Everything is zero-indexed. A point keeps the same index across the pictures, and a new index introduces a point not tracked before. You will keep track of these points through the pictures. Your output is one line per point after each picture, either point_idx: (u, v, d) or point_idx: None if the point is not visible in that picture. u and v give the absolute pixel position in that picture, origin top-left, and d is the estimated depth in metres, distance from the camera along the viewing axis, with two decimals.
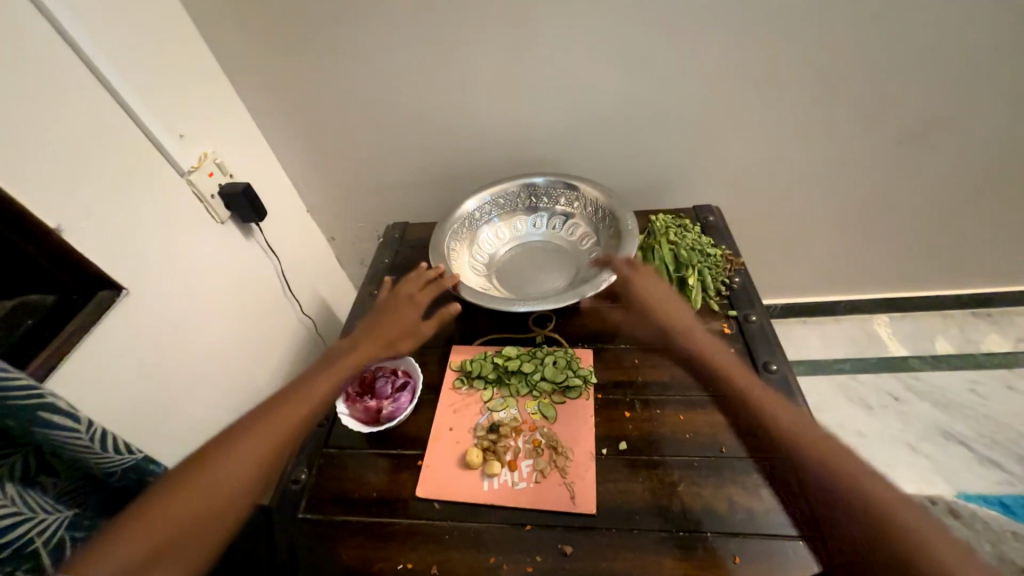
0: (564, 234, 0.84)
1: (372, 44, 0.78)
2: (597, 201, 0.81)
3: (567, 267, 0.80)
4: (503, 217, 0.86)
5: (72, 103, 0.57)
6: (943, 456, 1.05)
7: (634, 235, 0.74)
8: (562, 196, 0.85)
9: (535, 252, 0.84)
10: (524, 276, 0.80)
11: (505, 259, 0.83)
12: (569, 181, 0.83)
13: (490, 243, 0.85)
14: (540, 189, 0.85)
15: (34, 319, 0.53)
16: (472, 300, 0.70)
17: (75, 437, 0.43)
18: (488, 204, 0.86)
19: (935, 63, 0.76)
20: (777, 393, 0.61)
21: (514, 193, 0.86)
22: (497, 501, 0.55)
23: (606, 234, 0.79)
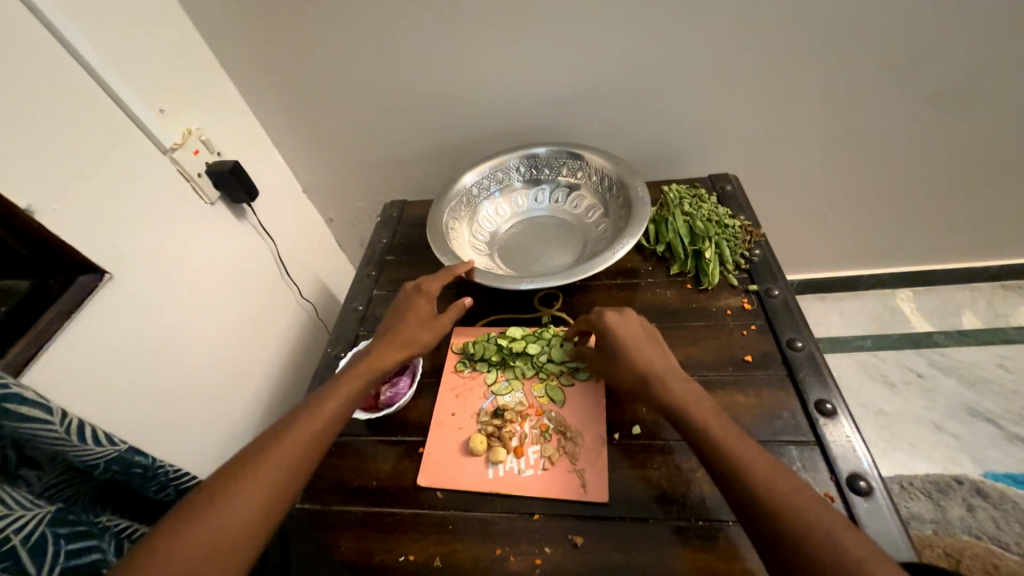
0: (568, 208, 0.79)
1: (359, 7, 0.72)
2: (604, 171, 0.76)
3: (573, 242, 0.75)
4: (503, 192, 0.81)
5: (35, 73, 0.53)
6: (970, 434, 1.00)
7: (645, 203, 0.68)
8: (565, 167, 0.79)
9: (539, 227, 0.79)
10: (528, 253, 0.76)
11: (508, 236, 0.79)
12: (574, 150, 0.78)
13: (491, 219, 0.81)
14: (543, 160, 0.80)
15: (7, 306, 0.50)
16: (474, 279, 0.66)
17: (45, 428, 0.40)
18: (489, 178, 0.81)
19: (986, 7, 0.68)
20: (804, 372, 0.56)
21: (514, 166, 0.80)
22: (503, 490, 0.52)
23: (614, 205, 0.74)
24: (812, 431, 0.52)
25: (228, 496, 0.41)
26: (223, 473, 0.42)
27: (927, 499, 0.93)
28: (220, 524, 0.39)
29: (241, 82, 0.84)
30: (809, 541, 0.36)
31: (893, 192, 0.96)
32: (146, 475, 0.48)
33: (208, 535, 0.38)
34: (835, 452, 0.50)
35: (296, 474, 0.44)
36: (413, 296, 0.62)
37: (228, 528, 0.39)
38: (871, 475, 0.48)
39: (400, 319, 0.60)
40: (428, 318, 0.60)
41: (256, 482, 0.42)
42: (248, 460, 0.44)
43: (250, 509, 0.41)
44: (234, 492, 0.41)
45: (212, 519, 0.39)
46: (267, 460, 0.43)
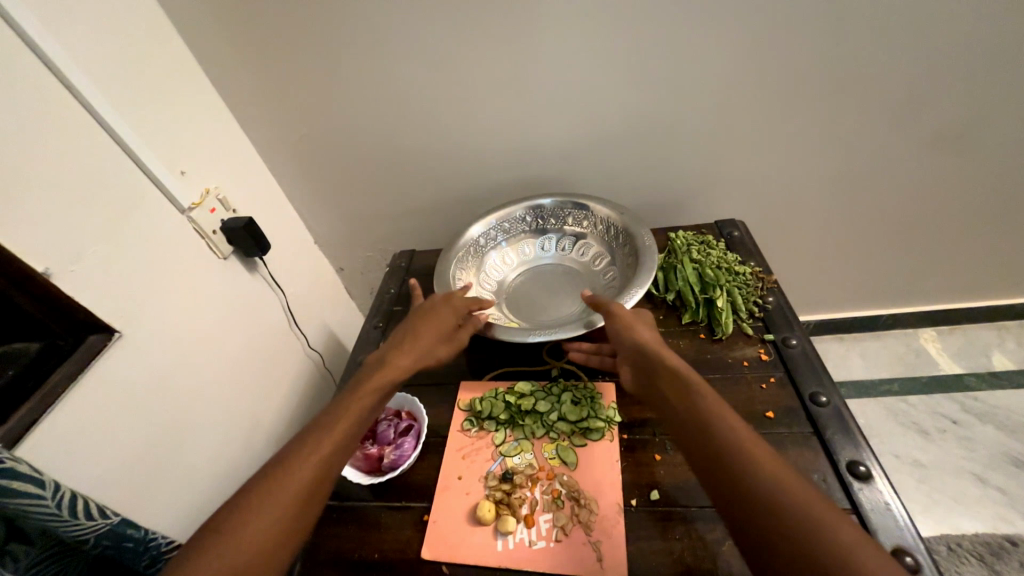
0: (575, 255, 0.80)
1: (372, 71, 0.77)
2: (610, 219, 0.76)
3: (581, 291, 0.75)
4: (510, 242, 0.82)
5: (68, 147, 0.56)
6: (1018, 488, 0.92)
7: (653, 249, 0.68)
8: (571, 217, 0.80)
9: (547, 276, 0.79)
10: (537, 301, 0.75)
11: (517, 285, 0.79)
12: (579, 200, 0.79)
13: (499, 268, 0.81)
14: (549, 211, 0.81)
15: (17, 369, 0.50)
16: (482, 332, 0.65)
17: (37, 503, 0.38)
18: (495, 230, 0.81)
19: (975, 60, 0.70)
20: (832, 430, 0.53)
21: (520, 217, 0.82)
22: (512, 565, 0.48)
23: (621, 252, 0.74)
24: (847, 496, 0.48)
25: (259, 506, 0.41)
26: (251, 483, 0.44)
27: (980, 564, 0.85)
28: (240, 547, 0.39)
29: (260, 142, 0.89)
30: (767, 494, 0.37)
31: (905, 231, 0.94)
32: (137, 549, 0.47)
33: (237, 555, 0.39)
34: (875, 521, 0.46)
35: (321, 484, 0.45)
36: (437, 309, 0.62)
37: (266, 534, 0.40)
38: (918, 548, 0.44)
39: (427, 332, 0.59)
40: (455, 340, 0.61)
41: (281, 495, 0.42)
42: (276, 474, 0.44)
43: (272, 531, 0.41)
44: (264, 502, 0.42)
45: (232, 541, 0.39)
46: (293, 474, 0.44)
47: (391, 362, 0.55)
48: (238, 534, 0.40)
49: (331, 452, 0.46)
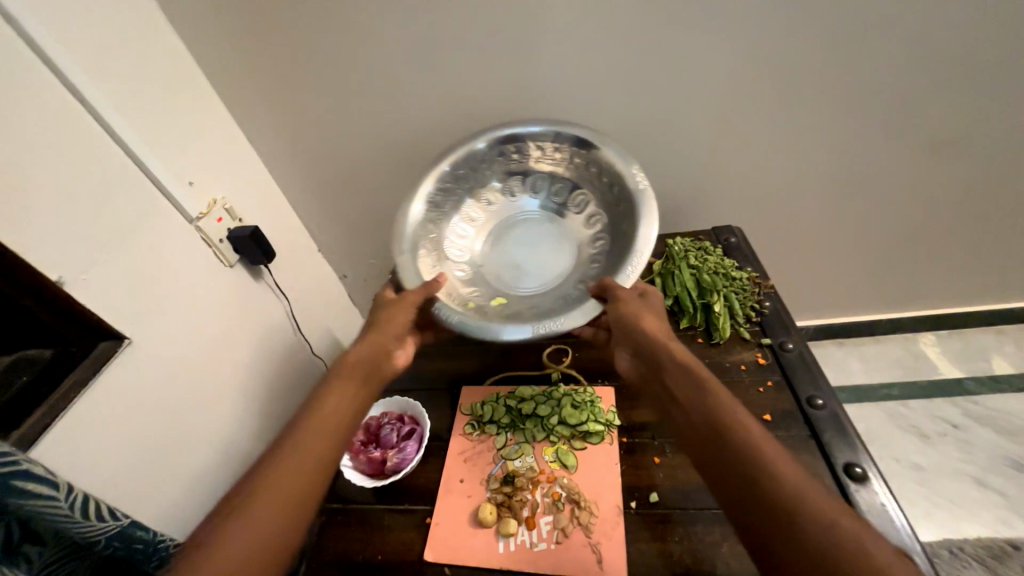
0: (549, 195, 0.70)
1: (375, 83, 0.79)
2: (587, 153, 0.67)
3: (563, 242, 0.68)
4: (472, 190, 0.71)
5: (80, 159, 0.57)
6: (1018, 491, 0.93)
7: (646, 191, 0.61)
8: (539, 150, 0.70)
9: (521, 229, 0.70)
10: (518, 266, 0.67)
11: (490, 246, 0.70)
12: (550, 134, 0.68)
13: (466, 229, 0.70)
14: (513, 145, 0.69)
15: (29, 375, 0.51)
16: (472, 333, 0.56)
17: (51, 505, 0.39)
18: (453, 176, 0.70)
19: (964, 69, 0.71)
20: (829, 432, 0.54)
21: (478, 157, 0.69)
22: (513, 567, 0.49)
23: (602, 191, 0.67)
24: (844, 497, 0.49)
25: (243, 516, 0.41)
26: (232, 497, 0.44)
27: (980, 567, 0.85)
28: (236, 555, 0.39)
29: (265, 153, 0.91)
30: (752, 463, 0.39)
31: (901, 236, 0.95)
32: (145, 551, 0.48)
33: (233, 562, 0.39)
34: (871, 522, 0.47)
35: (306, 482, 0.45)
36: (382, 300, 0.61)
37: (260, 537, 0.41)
38: (914, 549, 0.45)
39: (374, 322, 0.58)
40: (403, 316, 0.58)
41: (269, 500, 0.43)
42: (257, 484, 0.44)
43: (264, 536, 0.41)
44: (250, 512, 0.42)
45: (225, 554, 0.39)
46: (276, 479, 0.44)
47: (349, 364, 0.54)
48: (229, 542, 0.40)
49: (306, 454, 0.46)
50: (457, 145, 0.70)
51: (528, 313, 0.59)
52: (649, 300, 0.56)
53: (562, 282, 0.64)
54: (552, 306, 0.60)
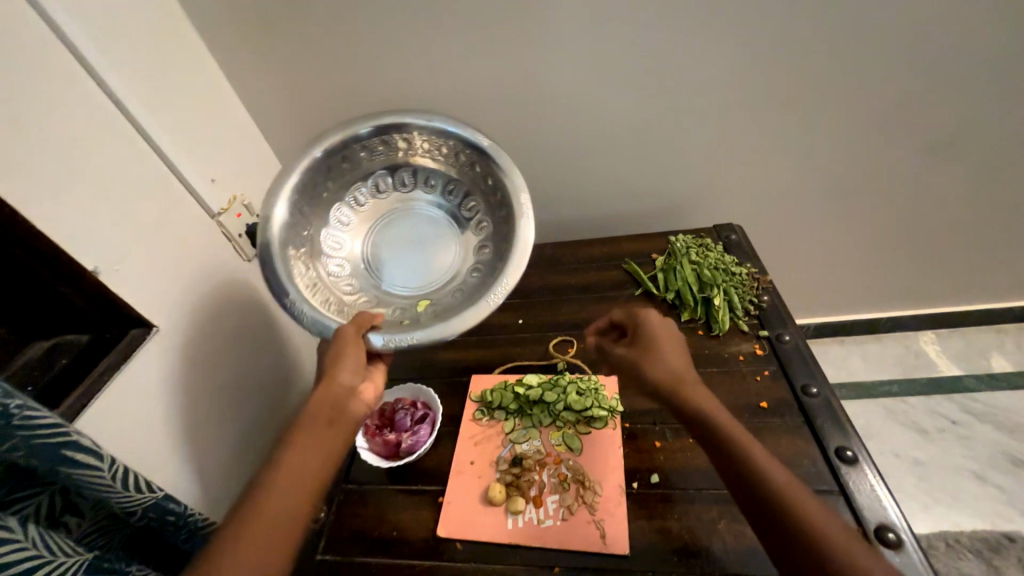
0: (422, 187, 0.66)
1: (389, 84, 0.82)
2: (456, 140, 0.62)
3: (444, 226, 0.65)
4: (333, 195, 0.63)
5: (117, 154, 0.60)
6: (1015, 485, 0.95)
7: (515, 173, 0.60)
8: (403, 141, 0.63)
9: (397, 222, 0.65)
10: (405, 261, 0.64)
11: (370, 251, 0.64)
12: (416, 124, 0.61)
13: (338, 237, 0.64)
14: (377, 138, 0.62)
15: (68, 359, 0.55)
16: (408, 344, 0.53)
17: (95, 474, 0.42)
18: (309, 185, 0.60)
19: (960, 73, 0.74)
20: (822, 419, 0.56)
21: (336, 158, 0.61)
22: (522, 542, 0.52)
23: (475, 178, 0.64)
24: (835, 479, 0.52)
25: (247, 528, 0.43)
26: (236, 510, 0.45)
27: (977, 558, 0.87)
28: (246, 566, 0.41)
29: (281, 151, 0.94)
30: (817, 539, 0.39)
31: (900, 235, 0.98)
32: (177, 523, 0.51)
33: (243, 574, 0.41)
34: (862, 502, 0.49)
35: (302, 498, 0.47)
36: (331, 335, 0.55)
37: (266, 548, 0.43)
38: (900, 527, 0.47)
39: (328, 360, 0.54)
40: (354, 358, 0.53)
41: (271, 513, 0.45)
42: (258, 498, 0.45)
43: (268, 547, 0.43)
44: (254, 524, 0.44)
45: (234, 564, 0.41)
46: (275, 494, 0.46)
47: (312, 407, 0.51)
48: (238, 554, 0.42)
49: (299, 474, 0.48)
50: (311, 145, 0.60)
51: (456, 306, 0.57)
52: (653, 321, 0.55)
53: (457, 274, 0.62)
54: (454, 303, 0.59)
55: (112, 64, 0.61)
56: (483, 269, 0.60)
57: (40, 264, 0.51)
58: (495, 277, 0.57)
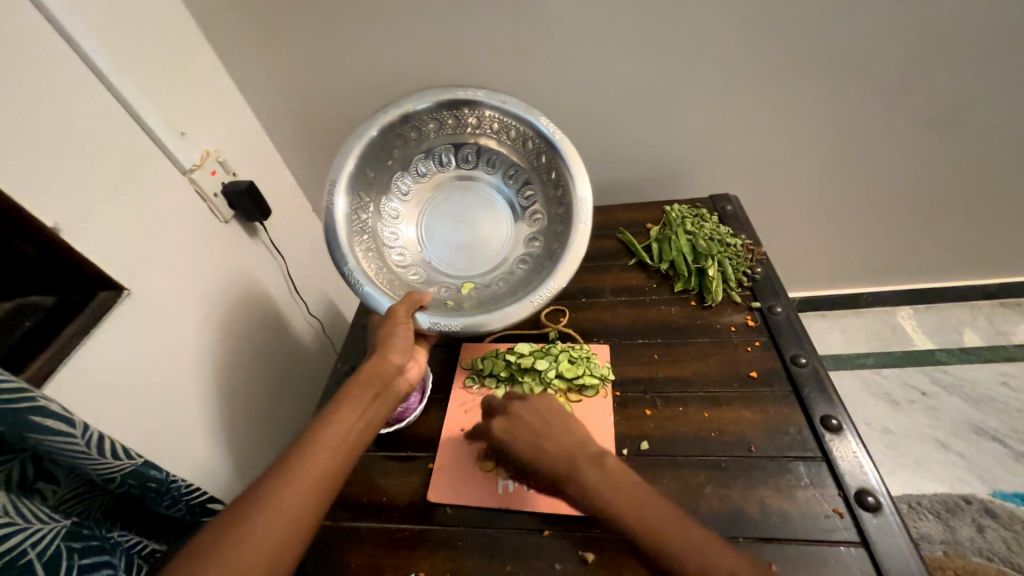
0: (485, 168, 0.69)
1: (373, 35, 0.76)
2: (524, 127, 0.64)
3: (497, 208, 0.68)
4: (398, 163, 0.67)
5: (71, 101, 0.55)
6: (976, 453, 1.00)
7: (580, 171, 0.61)
8: (473, 119, 0.65)
9: (455, 199, 0.69)
10: (455, 240, 0.67)
11: (425, 223, 0.68)
12: (488, 105, 0.63)
13: (397, 206, 0.68)
14: (448, 112, 0.65)
15: (32, 321, 0.51)
16: (455, 327, 0.56)
17: (69, 441, 0.40)
18: (378, 148, 0.64)
19: (969, 42, 0.71)
20: (809, 388, 0.57)
21: (405, 125, 0.64)
22: (512, 506, 0.53)
23: (538, 168, 0.66)
24: (819, 446, 0.53)
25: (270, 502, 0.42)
26: (264, 477, 0.44)
27: (937, 520, 0.93)
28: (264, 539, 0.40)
29: (256, 105, 0.87)
30: None
31: (891, 211, 0.98)
32: (159, 489, 0.49)
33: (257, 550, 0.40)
34: (843, 467, 0.51)
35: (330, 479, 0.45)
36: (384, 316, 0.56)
37: (285, 526, 0.41)
38: (879, 491, 0.49)
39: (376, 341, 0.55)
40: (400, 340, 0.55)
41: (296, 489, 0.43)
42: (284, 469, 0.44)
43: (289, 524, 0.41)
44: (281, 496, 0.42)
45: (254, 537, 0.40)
46: (305, 468, 0.44)
47: (353, 382, 0.51)
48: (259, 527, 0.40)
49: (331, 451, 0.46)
50: (382, 111, 0.63)
51: (501, 293, 0.62)
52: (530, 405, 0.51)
53: (504, 261, 0.66)
54: (501, 290, 0.63)
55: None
56: (532, 262, 0.64)
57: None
58: (544, 274, 0.59)
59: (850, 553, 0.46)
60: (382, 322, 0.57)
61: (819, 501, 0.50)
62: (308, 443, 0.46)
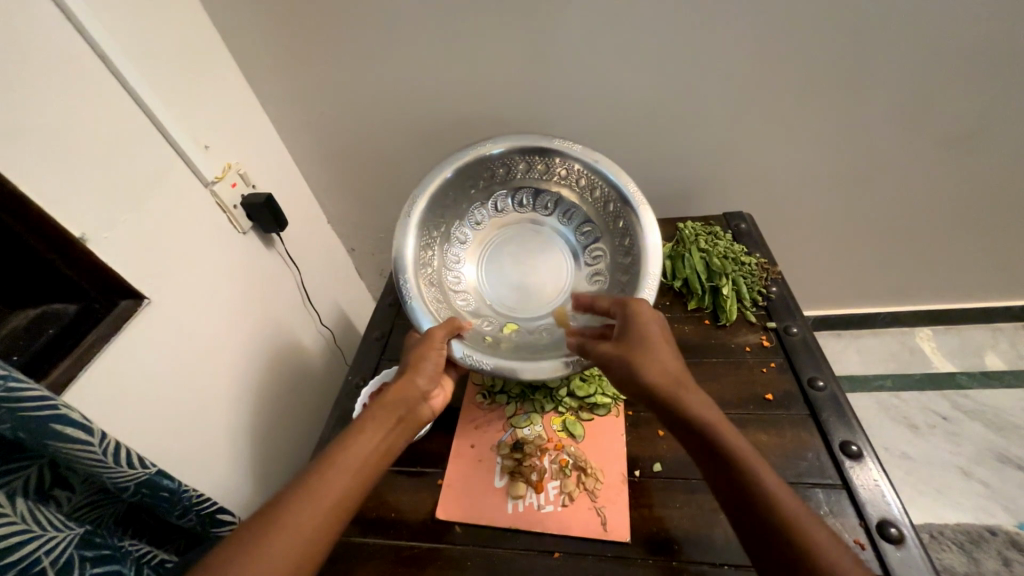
0: (561, 218, 0.70)
1: (392, 52, 0.77)
2: (609, 187, 0.64)
3: (560, 259, 0.69)
4: (480, 194, 0.70)
5: (101, 115, 0.57)
6: (1000, 482, 0.96)
7: (656, 239, 0.61)
8: (562, 170, 0.67)
9: (525, 241, 0.70)
10: (512, 278, 0.69)
11: (489, 256, 0.70)
12: (577, 159, 0.65)
13: (468, 232, 0.71)
14: (539, 159, 0.66)
15: (56, 328, 0.52)
16: (488, 365, 0.56)
17: (86, 449, 0.41)
18: (464, 177, 0.67)
19: (987, 64, 0.71)
20: (827, 412, 0.56)
21: (495, 163, 0.67)
22: (522, 526, 0.52)
23: (614, 228, 0.66)
24: (838, 473, 0.52)
25: (290, 515, 0.42)
26: (287, 489, 0.44)
27: (960, 551, 0.89)
28: (281, 553, 0.40)
29: (276, 118, 0.89)
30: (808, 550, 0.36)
31: (908, 230, 0.96)
32: (171, 499, 0.50)
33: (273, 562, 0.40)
34: (863, 496, 0.49)
35: (349, 497, 0.45)
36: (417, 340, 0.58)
37: (300, 542, 0.41)
38: (901, 521, 0.48)
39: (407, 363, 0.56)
40: (430, 365, 0.56)
41: (316, 504, 0.43)
42: (307, 482, 0.44)
43: (305, 540, 0.41)
44: (300, 510, 0.42)
45: (271, 549, 0.40)
46: (327, 484, 0.44)
47: (381, 402, 0.52)
48: (277, 539, 0.40)
49: (352, 469, 0.46)
50: (477, 146, 0.66)
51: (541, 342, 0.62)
52: (646, 317, 0.51)
53: (553, 310, 0.66)
54: (541, 339, 0.63)
55: (92, 12, 0.56)
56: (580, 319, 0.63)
57: (16, 223, 0.47)
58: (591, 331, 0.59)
59: None
60: (417, 342, 0.58)
61: (839, 531, 0.48)
62: (334, 457, 0.46)
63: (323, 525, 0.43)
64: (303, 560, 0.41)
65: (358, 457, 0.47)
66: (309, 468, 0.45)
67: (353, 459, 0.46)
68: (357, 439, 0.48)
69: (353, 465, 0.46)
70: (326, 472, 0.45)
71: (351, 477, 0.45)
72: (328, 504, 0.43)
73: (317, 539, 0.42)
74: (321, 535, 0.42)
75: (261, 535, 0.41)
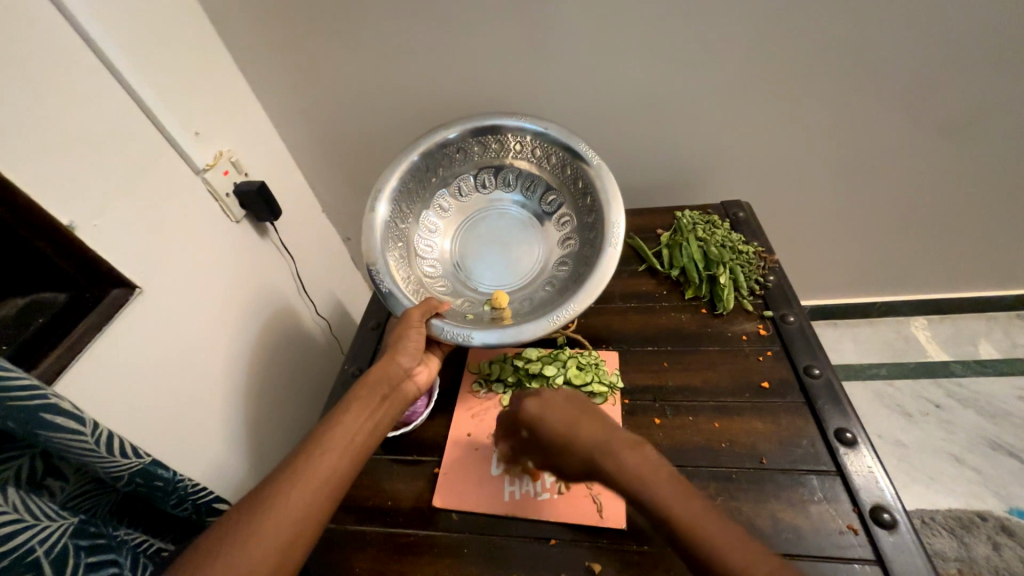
0: (524, 192, 0.71)
1: (386, 35, 0.75)
2: (564, 153, 0.65)
3: (531, 235, 0.69)
4: (442, 181, 0.70)
5: (84, 99, 0.55)
6: (992, 469, 0.97)
7: (616, 199, 0.62)
8: (517, 144, 0.68)
9: (491, 223, 0.71)
10: (487, 259, 0.68)
11: (459, 240, 0.70)
12: (528, 130, 0.66)
13: (435, 221, 0.70)
14: (492, 137, 0.68)
15: (45, 317, 0.51)
16: (472, 340, 0.56)
17: (78, 439, 0.41)
18: (424, 166, 0.68)
19: (991, 50, 0.70)
20: (823, 400, 0.56)
21: (451, 147, 0.68)
22: (518, 513, 0.53)
23: (575, 192, 0.67)
24: (832, 459, 0.52)
25: (277, 496, 0.42)
26: (273, 473, 0.44)
27: (950, 536, 0.90)
28: (269, 536, 0.40)
29: (268, 105, 0.87)
30: None
31: (907, 219, 0.96)
32: (166, 488, 0.49)
33: (261, 544, 0.40)
34: (858, 483, 0.50)
35: (336, 479, 0.45)
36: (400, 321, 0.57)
37: (288, 524, 0.41)
38: (895, 507, 0.48)
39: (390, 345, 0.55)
40: (412, 345, 0.55)
41: (302, 486, 0.43)
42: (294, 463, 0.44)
43: (293, 522, 0.41)
44: (287, 493, 0.42)
45: (259, 533, 0.40)
46: (313, 466, 0.44)
47: (363, 383, 0.51)
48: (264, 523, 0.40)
49: (338, 451, 0.46)
50: (429, 134, 0.67)
51: (522, 312, 0.61)
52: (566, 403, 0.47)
53: (532, 281, 0.66)
54: (521, 310, 0.62)
55: None
56: (555, 286, 0.63)
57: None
58: (566, 295, 0.58)
59: (865, 571, 0.45)
60: (396, 325, 0.57)
61: (833, 517, 0.48)
62: (313, 443, 0.46)
63: (310, 507, 0.42)
64: (292, 541, 0.41)
65: (344, 439, 0.47)
66: (295, 452, 0.45)
67: (339, 441, 0.46)
68: (342, 422, 0.48)
69: (339, 447, 0.46)
70: (312, 455, 0.45)
71: (337, 458, 0.45)
72: (314, 486, 0.43)
73: (305, 521, 0.42)
74: (310, 517, 0.42)
75: (248, 520, 0.41)
